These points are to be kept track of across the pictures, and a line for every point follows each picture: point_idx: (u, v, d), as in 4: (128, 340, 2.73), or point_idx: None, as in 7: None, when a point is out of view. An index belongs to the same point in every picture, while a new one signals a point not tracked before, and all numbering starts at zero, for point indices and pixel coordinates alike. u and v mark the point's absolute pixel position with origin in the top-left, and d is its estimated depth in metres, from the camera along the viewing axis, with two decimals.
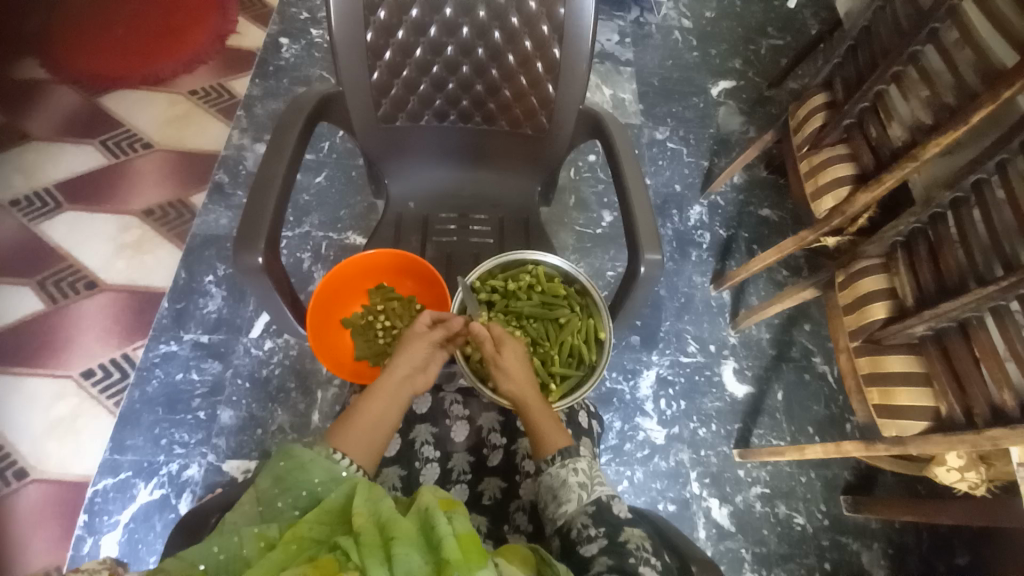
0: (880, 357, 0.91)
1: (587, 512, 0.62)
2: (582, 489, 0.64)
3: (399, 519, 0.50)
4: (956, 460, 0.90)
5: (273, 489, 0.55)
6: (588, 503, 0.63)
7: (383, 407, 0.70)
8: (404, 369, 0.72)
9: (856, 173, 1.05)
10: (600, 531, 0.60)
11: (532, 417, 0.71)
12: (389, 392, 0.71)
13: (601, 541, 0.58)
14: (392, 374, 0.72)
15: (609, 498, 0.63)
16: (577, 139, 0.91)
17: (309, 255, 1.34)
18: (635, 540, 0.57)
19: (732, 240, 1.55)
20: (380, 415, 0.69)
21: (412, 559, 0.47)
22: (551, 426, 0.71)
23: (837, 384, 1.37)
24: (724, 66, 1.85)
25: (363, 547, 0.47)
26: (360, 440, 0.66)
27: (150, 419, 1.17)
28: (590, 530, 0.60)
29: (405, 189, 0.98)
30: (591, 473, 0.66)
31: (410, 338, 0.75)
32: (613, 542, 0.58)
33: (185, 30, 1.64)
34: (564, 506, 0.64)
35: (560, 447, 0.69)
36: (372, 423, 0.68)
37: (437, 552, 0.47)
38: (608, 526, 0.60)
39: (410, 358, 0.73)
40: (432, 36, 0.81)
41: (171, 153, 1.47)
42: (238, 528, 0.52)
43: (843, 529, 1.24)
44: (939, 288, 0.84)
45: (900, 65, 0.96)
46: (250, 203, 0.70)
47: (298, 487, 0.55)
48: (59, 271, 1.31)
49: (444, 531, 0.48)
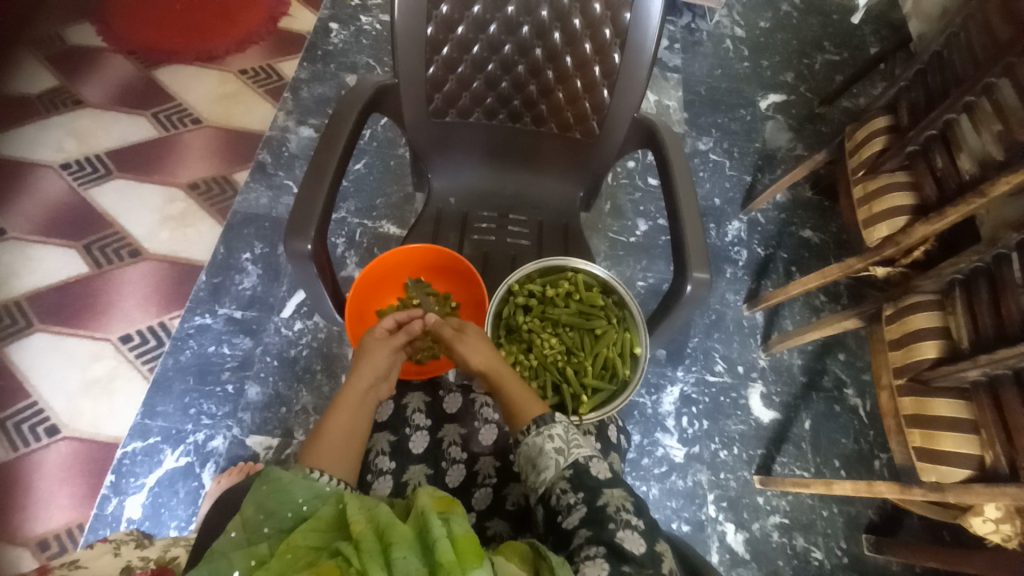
0: (925, 400, 0.87)
1: (565, 477, 0.60)
2: (559, 454, 0.62)
3: (397, 523, 0.49)
4: (993, 511, 0.85)
5: (259, 516, 0.53)
6: (566, 467, 0.61)
7: (352, 416, 0.69)
8: (367, 378, 0.72)
9: (916, 204, 1.00)
10: (579, 497, 0.58)
11: (506, 392, 0.72)
12: (354, 401, 0.70)
13: (582, 510, 0.57)
14: (355, 385, 0.71)
15: (587, 460, 0.61)
16: (627, 148, 0.89)
17: (343, 241, 1.35)
18: (615, 503, 0.56)
19: (771, 259, 1.50)
20: (351, 425, 0.68)
21: (410, 562, 0.46)
22: (524, 398, 0.71)
23: (868, 418, 1.32)
24: (776, 79, 1.79)
25: (362, 552, 0.46)
26: (335, 452, 0.65)
27: (181, 388, 1.20)
28: (569, 497, 0.58)
29: (447, 183, 0.97)
30: (568, 438, 0.63)
31: (365, 347, 0.76)
32: (592, 509, 0.56)
33: (240, 10, 1.67)
34: (543, 473, 0.62)
35: (534, 416, 0.67)
36: (344, 434, 0.67)
37: (432, 554, 0.46)
38: (587, 491, 0.58)
39: (371, 364, 0.73)
40: (491, 34, 0.80)
41: (218, 129, 1.50)
42: (227, 553, 0.51)
43: (862, 569, 1.20)
44: (998, 334, 0.80)
45: (975, 94, 0.91)
46: (302, 190, 0.71)
47: (283, 509, 0.54)
48: (105, 237, 1.35)
49: (438, 532, 0.48)
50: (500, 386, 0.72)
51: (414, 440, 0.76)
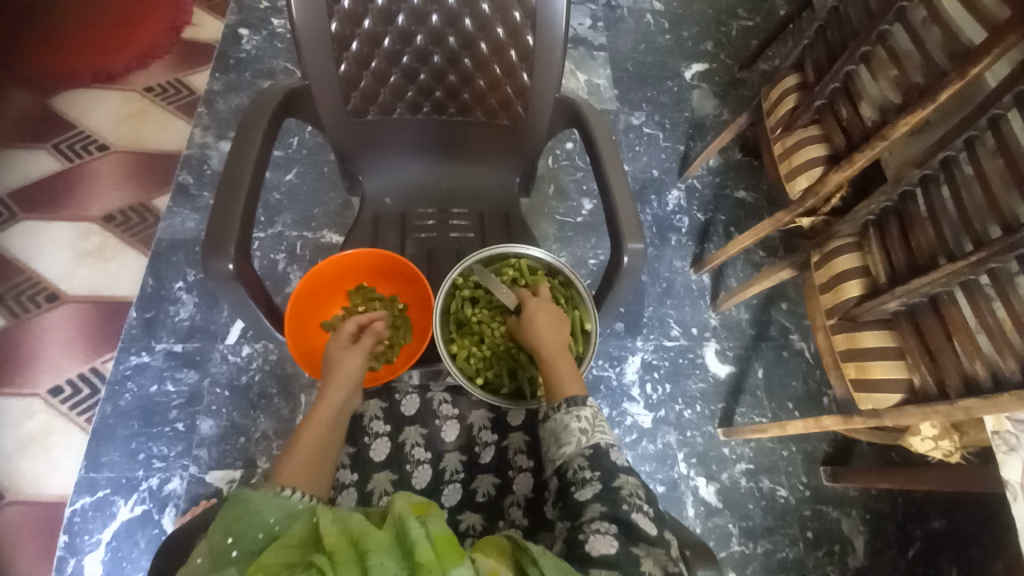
0: (856, 334, 0.93)
1: (585, 455, 0.64)
2: (583, 434, 0.66)
3: (372, 530, 0.48)
4: (930, 429, 0.93)
5: (226, 540, 0.51)
6: (587, 447, 0.65)
7: (324, 431, 0.68)
8: (342, 391, 0.72)
9: (829, 154, 1.07)
10: (595, 475, 0.62)
11: (551, 373, 0.74)
12: (328, 415, 0.69)
13: (596, 487, 0.61)
14: (329, 399, 0.71)
15: (608, 446, 0.65)
16: (555, 129, 0.90)
17: (284, 255, 1.30)
18: (629, 487, 0.61)
19: (711, 223, 1.56)
20: (326, 440, 0.68)
21: (389, 566, 0.45)
22: (571, 379, 0.73)
23: (814, 359, 1.41)
24: (697, 49, 1.85)
25: (337, 563, 0.45)
26: (309, 468, 0.64)
27: (125, 433, 1.13)
28: (586, 473, 0.63)
29: (380, 184, 0.95)
30: (594, 421, 0.67)
31: (333, 357, 0.75)
32: (607, 488, 0.61)
33: (137, 22, 1.54)
34: (565, 447, 0.66)
35: (567, 396, 0.70)
36: (319, 448, 0.66)
37: (411, 556, 0.46)
38: (604, 472, 0.63)
39: (340, 376, 0.73)
40: (401, 26, 0.78)
41: (129, 153, 1.39)
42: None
43: (823, 499, 1.29)
44: (911, 267, 0.87)
45: (869, 45, 0.97)
46: (217, 206, 0.67)
47: (254, 529, 0.52)
48: (16, 283, 1.24)
49: (417, 534, 0.47)
50: (552, 365, 0.74)
51: (375, 448, 0.73)
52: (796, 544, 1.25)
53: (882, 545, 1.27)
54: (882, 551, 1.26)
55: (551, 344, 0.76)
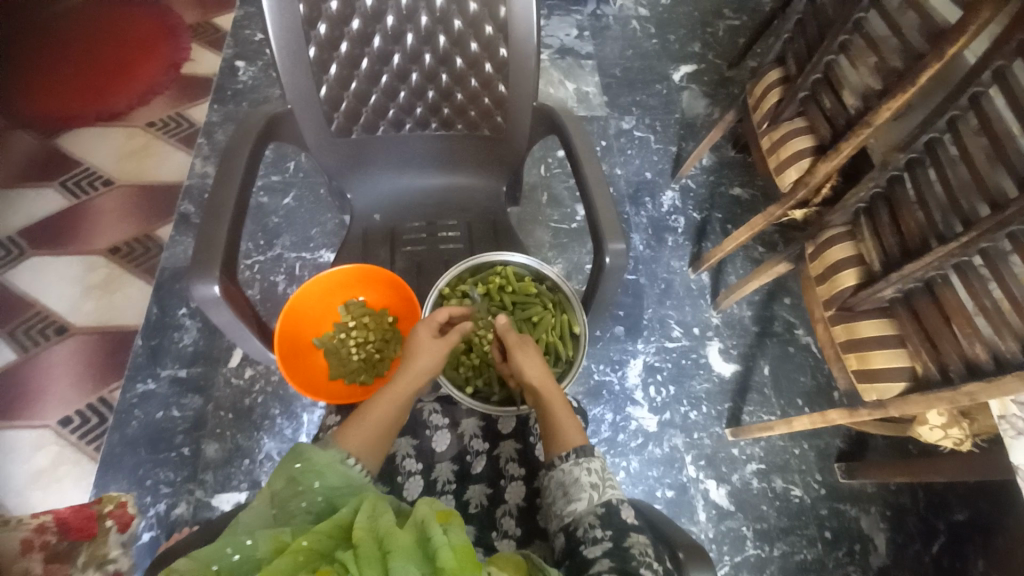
0: (853, 324, 0.92)
1: (596, 513, 0.61)
2: (594, 489, 0.64)
3: (397, 530, 0.48)
4: (938, 417, 0.90)
5: (289, 491, 0.56)
6: (598, 504, 0.62)
7: (391, 409, 0.70)
8: (417, 373, 0.73)
9: (816, 145, 1.06)
10: (606, 534, 0.59)
11: (551, 411, 0.72)
12: (397, 395, 0.71)
13: (606, 544, 0.58)
14: (403, 378, 0.73)
15: (619, 502, 0.62)
16: (535, 137, 0.91)
17: (283, 277, 1.32)
18: (639, 547, 0.57)
19: (707, 222, 1.56)
20: (389, 416, 0.70)
21: (409, 570, 0.45)
22: (567, 422, 0.71)
23: (821, 353, 1.38)
24: (684, 51, 1.87)
25: (361, 559, 0.45)
26: (370, 443, 0.66)
27: (133, 460, 1.15)
28: (597, 531, 0.60)
29: (369, 201, 0.97)
30: (604, 475, 0.66)
31: (418, 340, 0.76)
32: (617, 546, 0.57)
33: (139, 63, 1.61)
34: (574, 504, 0.63)
35: (573, 445, 0.68)
36: (382, 424, 0.68)
37: (433, 561, 0.46)
38: (616, 531, 0.59)
39: (419, 361, 0.74)
40: (377, 47, 0.80)
41: (132, 187, 1.44)
42: (250, 531, 0.52)
43: (840, 497, 1.25)
44: (903, 252, 0.85)
45: (846, 34, 0.97)
46: (203, 230, 0.69)
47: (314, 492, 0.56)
48: (27, 319, 1.28)
49: (440, 541, 0.47)
50: (549, 406, 0.73)
51: None
52: (814, 545, 1.21)
53: (905, 541, 1.22)
54: (905, 549, 1.21)
55: (540, 380, 0.75)
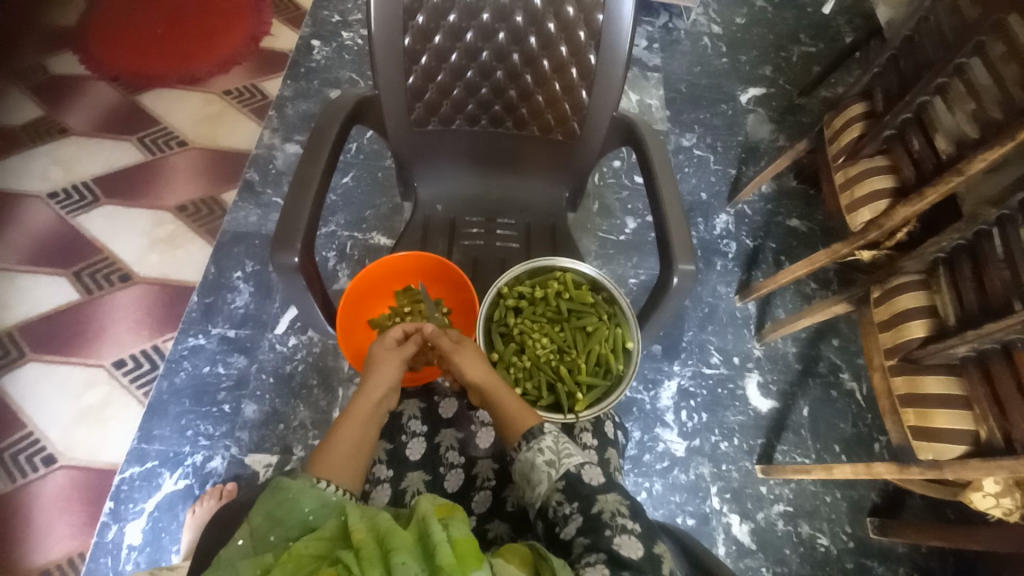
0: (917, 378, 0.88)
1: (558, 489, 0.60)
2: (550, 467, 0.62)
3: (396, 529, 0.49)
4: (992, 485, 0.86)
5: (267, 523, 0.54)
6: (558, 479, 0.61)
7: (361, 429, 0.69)
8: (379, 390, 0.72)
9: (896, 186, 1.03)
10: (574, 507, 0.58)
11: (501, 403, 0.72)
12: (364, 414, 0.70)
13: (578, 520, 0.57)
14: (367, 397, 0.72)
15: (578, 469, 0.61)
16: (609, 146, 0.90)
17: (334, 254, 1.36)
18: (610, 508, 0.57)
19: (759, 250, 1.52)
20: (359, 436, 0.69)
21: (410, 567, 0.45)
22: (518, 410, 0.70)
23: (866, 402, 1.33)
24: (755, 73, 1.82)
25: (362, 561, 0.46)
26: (344, 464, 0.65)
27: (177, 410, 1.20)
28: (565, 508, 0.59)
29: (434, 191, 0.98)
30: (558, 448, 0.64)
31: (376, 358, 0.75)
32: (589, 517, 0.57)
33: (223, 32, 1.68)
34: (538, 487, 0.62)
35: (523, 430, 0.68)
36: (351, 445, 0.67)
37: (432, 558, 0.46)
38: (582, 500, 0.58)
39: (380, 378, 0.73)
40: (468, 42, 0.81)
41: (204, 150, 1.50)
42: (233, 562, 0.51)
43: (869, 553, 1.20)
44: (983, 309, 0.81)
45: (945, 76, 0.93)
46: (288, 202, 0.72)
47: (293, 517, 0.55)
48: (94, 263, 1.35)
49: (438, 538, 0.48)
50: (497, 400, 0.72)
51: (410, 447, 0.76)
52: None
53: None
54: None
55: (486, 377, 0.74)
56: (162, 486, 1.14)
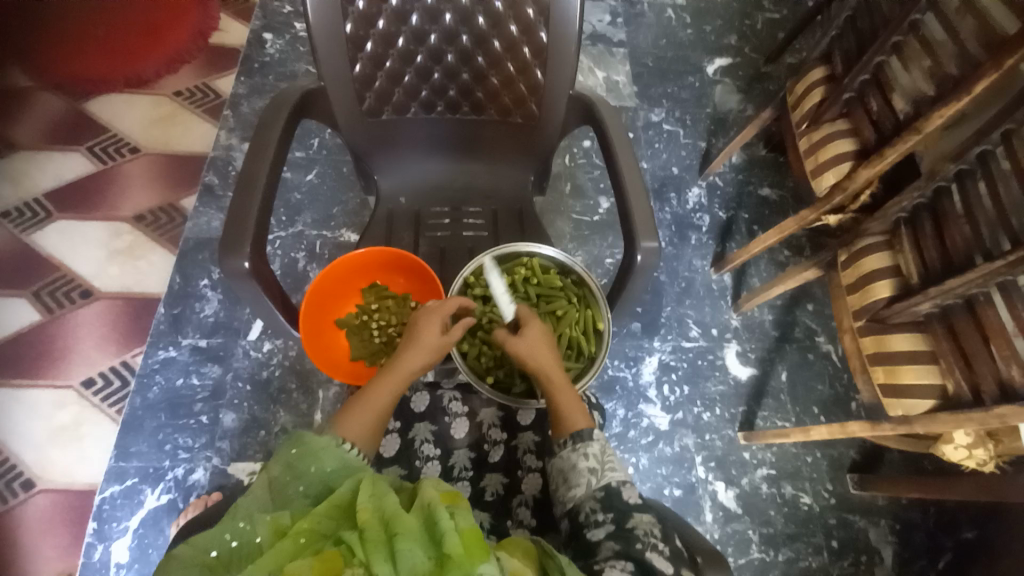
0: (884, 337, 0.89)
1: (596, 497, 0.62)
2: (592, 474, 0.64)
3: (402, 513, 0.49)
4: (964, 437, 0.89)
5: (287, 477, 0.56)
6: (597, 488, 0.63)
7: (391, 396, 0.69)
8: (417, 361, 0.71)
9: (858, 149, 1.03)
10: (608, 516, 0.59)
11: (551, 396, 0.72)
12: (395, 382, 0.70)
13: (609, 527, 0.58)
14: (402, 366, 0.71)
15: (620, 484, 0.62)
16: (569, 126, 0.89)
17: (303, 254, 1.33)
18: (644, 526, 0.57)
19: (733, 221, 1.52)
20: (387, 401, 0.69)
21: (416, 555, 0.46)
22: (570, 407, 0.70)
23: (841, 363, 1.36)
24: (720, 43, 1.81)
25: (368, 544, 0.46)
26: (369, 432, 0.66)
27: (153, 425, 1.17)
28: (599, 514, 0.60)
29: (395, 183, 0.96)
30: (603, 459, 0.65)
31: (421, 329, 0.73)
32: (620, 527, 0.57)
33: (167, 29, 1.60)
34: (574, 490, 0.64)
35: (573, 430, 0.68)
36: (379, 409, 0.68)
37: (438, 546, 0.46)
38: (617, 512, 0.59)
39: (421, 353, 0.72)
40: (414, 25, 0.79)
41: (158, 156, 1.45)
42: (250, 515, 0.52)
43: (850, 508, 1.24)
44: (945, 266, 0.83)
45: (900, 34, 0.93)
46: (236, 204, 0.69)
47: (310, 476, 0.56)
48: (53, 280, 1.30)
49: (445, 525, 0.47)
50: (548, 392, 0.72)
51: (385, 444, 0.75)
52: (819, 554, 1.20)
53: (910, 557, 1.21)
54: (911, 564, 1.21)
55: (543, 369, 0.73)
56: (145, 502, 1.12)
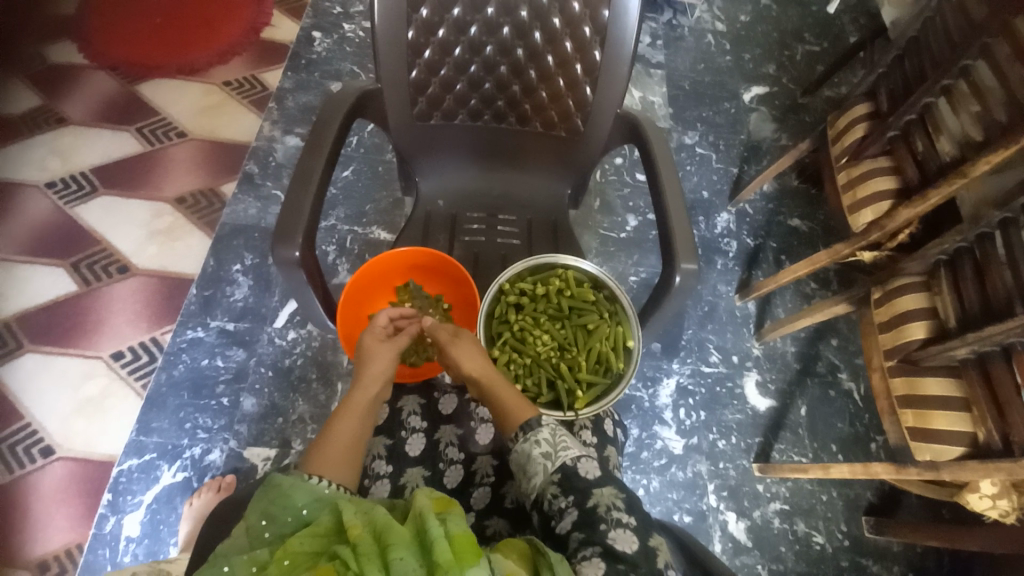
0: (917, 379, 0.88)
1: (554, 481, 0.60)
2: (547, 459, 0.62)
3: (393, 524, 0.49)
4: (989, 487, 0.86)
5: (261, 520, 0.54)
6: (554, 472, 0.61)
7: (357, 424, 0.70)
8: (375, 384, 0.74)
9: (899, 187, 1.02)
10: (570, 501, 0.58)
11: (497, 393, 0.72)
12: (359, 410, 0.71)
13: (573, 512, 0.57)
14: (360, 393, 0.72)
15: (574, 462, 0.61)
16: (612, 143, 0.90)
17: (334, 248, 1.35)
18: (605, 503, 0.57)
19: (760, 249, 1.51)
20: (354, 431, 0.69)
21: (408, 563, 0.46)
22: (515, 401, 0.71)
23: (863, 402, 1.34)
24: (758, 71, 1.81)
25: (361, 556, 0.46)
26: (338, 460, 0.64)
27: (176, 403, 1.19)
28: (561, 501, 0.59)
29: (435, 186, 0.98)
30: (555, 440, 0.64)
31: (368, 350, 0.77)
32: (584, 511, 0.57)
33: (222, 22, 1.66)
34: (534, 479, 0.63)
35: (521, 421, 0.68)
36: (347, 439, 0.67)
37: (430, 554, 0.47)
38: (578, 493, 0.59)
39: (373, 369, 0.75)
40: (472, 36, 0.81)
41: (203, 142, 1.49)
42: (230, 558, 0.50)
43: (864, 551, 1.21)
44: (985, 311, 0.81)
45: (951, 78, 0.92)
46: (291, 196, 0.71)
47: (285, 512, 0.55)
48: (93, 254, 1.34)
49: (436, 533, 0.48)
50: (493, 389, 0.73)
51: (410, 443, 0.76)
52: None
53: None
54: None
55: (479, 368, 0.75)
56: (161, 478, 1.14)
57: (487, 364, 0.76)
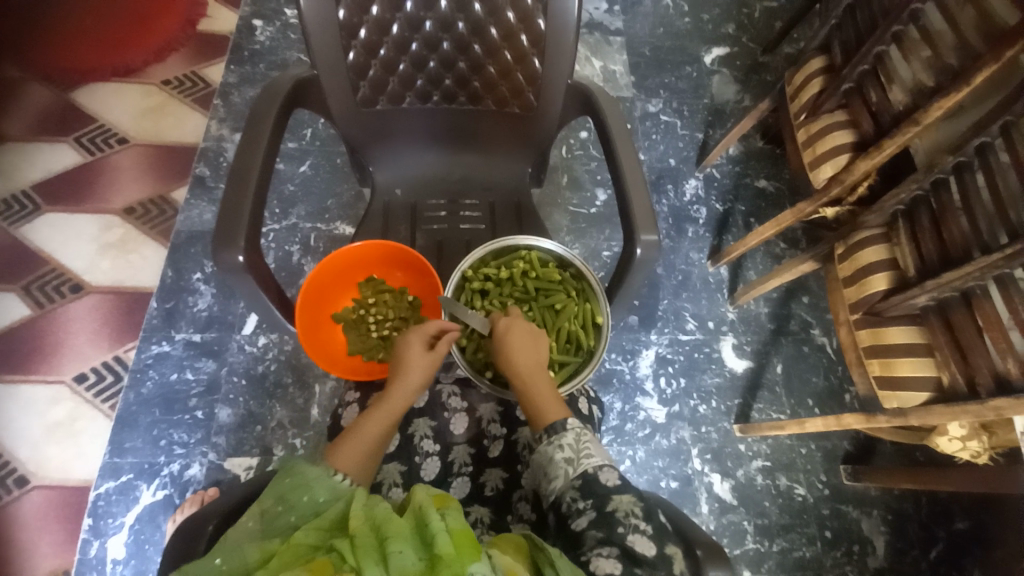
0: (881, 330, 0.90)
1: (575, 486, 0.60)
2: (569, 464, 0.62)
3: (394, 517, 0.49)
4: (958, 429, 0.89)
5: (262, 515, 0.53)
6: (575, 477, 0.61)
7: (385, 425, 0.68)
8: (408, 385, 0.70)
9: (856, 141, 1.02)
10: (589, 504, 0.58)
11: (532, 393, 0.70)
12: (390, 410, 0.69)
13: (591, 514, 0.57)
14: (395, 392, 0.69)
15: (597, 469, 0.60)
16: (567, 116, 0.88)
17: (298, 247, 1.31)
18: (624, 507, 0.56)
19: (729, 214, 1.52)
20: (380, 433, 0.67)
21: (406, 556, 0.45)
22: (550, 402, 0.69)
23: (836, 355, 1.37)
24: (717, 32, 1.79)
25: (359, 549, 0.45)
26: (359, 461, 0.65)
27: (148, 420, 1.16)
28: (580, 503, 0.58)
29: (391, 175, 0.94)
30: (578, 445, 0.63)
31: (412, 347, 0.72)
32: (602, 513, 0.56)
33: (155, 17, 1.56)
34: (553, 482, 0.62)
35: (548, 423, 0.66)
36: (373, 440, 0.66)
37: (431, 548, 0.46)
38: (597, 498, 0.58)
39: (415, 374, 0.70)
40: (410, 11, 0.77)
41: (148, 147, 1.42)
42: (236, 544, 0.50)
43: (843, 498, 1.26)
44: (942, 260, 0.83)
45: (900, 24, 0.92)
46: (231, 197, 0.68)
47: (292, 506, 0.54)
48: (42, 274, 1.28)
49: (438, 527, 0.47)
50: (532, 390, 0.70)
51: None
52: (813, 543, 1.22)
53: (904, 547, 1.23)
54: (903, 555, 1.23)
55: (526, 366, 0.72)
56: (140, 497, 1.11)
57: (534, 364, 0.73)
